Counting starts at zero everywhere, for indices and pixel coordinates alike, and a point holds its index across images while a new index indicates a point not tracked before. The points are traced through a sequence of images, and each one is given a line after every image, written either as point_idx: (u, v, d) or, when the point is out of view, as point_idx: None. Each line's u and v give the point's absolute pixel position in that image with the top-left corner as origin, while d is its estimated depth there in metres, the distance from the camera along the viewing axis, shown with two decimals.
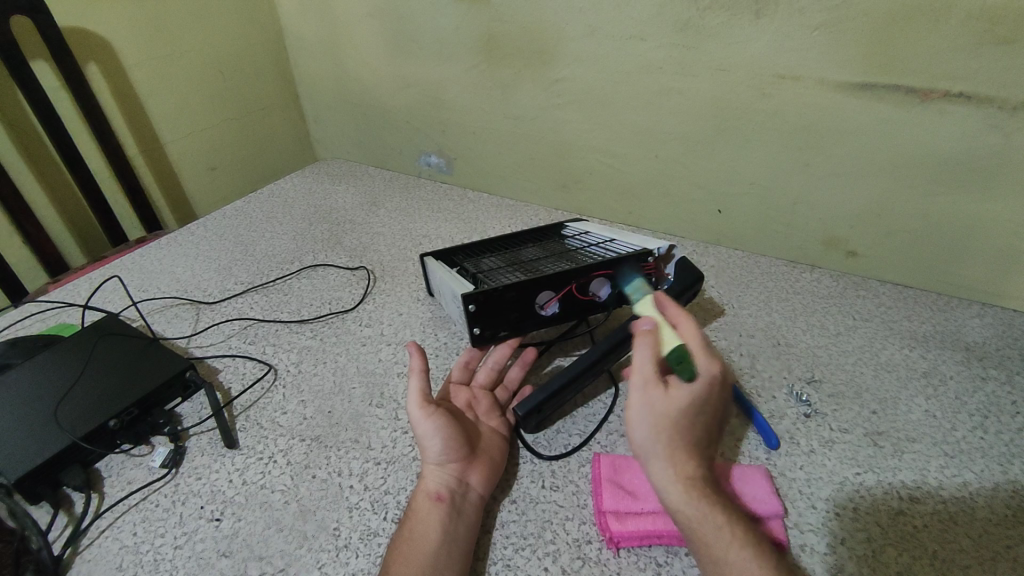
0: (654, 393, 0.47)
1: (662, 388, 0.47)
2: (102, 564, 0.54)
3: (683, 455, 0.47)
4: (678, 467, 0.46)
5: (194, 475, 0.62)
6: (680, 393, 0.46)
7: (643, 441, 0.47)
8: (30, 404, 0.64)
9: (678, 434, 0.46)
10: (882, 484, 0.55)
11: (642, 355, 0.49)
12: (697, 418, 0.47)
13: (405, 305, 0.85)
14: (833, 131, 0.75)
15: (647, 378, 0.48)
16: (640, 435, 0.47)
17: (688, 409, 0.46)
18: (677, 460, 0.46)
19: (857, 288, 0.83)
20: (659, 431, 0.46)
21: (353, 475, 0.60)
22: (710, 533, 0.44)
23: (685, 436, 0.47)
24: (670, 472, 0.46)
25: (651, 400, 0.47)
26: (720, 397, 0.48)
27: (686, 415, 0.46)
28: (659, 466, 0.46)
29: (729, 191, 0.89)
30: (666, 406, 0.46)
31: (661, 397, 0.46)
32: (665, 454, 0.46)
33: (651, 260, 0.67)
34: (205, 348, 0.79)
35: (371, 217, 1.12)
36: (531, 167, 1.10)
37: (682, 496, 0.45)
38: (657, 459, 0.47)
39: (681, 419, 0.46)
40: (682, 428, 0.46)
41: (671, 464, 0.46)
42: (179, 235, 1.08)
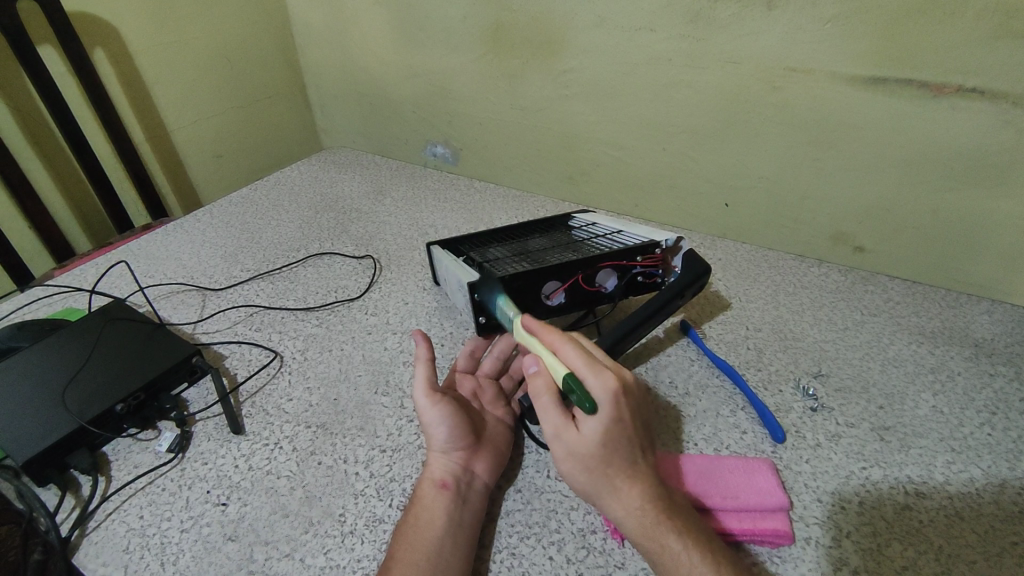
0: (569, 437, 0.47)
1: (572, 428, 0.47)
2: (108, 546, 0.54)
3: (626, 484, 0.46)
4: (627, 500, 0.46)
5: (200, 460, 0.62)
6: (589, 428, 0.46)
7: (584, 484, 0.47)
8: (37, 388, 0.64)
9: (612, 465, 0.46)
10: (888, 479, 0.55)
11: (545, 407, 0.49)
12: (621, 440, 0.46)
13: (410, 294, 0.85)
14: (843, 124, 0.75)
15: (558, 425, 0.48)
16: (578, 481, 0.47)
17: (607, 439, 0.46)
18: (623, 492, 0.46)
19: (865, 283, 0.83)
20: (591, 471, 0.46)
21: (359, 462, 0.60)
22: (673, 561, 0.43)
23: (618, 464, 0.46)
24: (620, 507, 0.46)
25: (569, 447, 0.47)
26: (629, 406, 0.47)
27: (607, 446, 0.46)
28: (608, 504, 0.46)
29: (736, 185, 0.88)
30: (585, 447, 0.46)
31: (578, 440, 0.46)
32: (611, 494, 0.46)
33: (657, 252, 0.66)
34: (212, 334, 0.79)
35: (377, 206, 1.11)
36: (537, 158, 1.09)
37: (639, 527, 0.45)
38: (603, 498, 0.46)
39: (605, 451, 0.46)
40: (611, 459, 0.46)
41: (620, 498, 0.46)
42: (185, 221, 1.08)
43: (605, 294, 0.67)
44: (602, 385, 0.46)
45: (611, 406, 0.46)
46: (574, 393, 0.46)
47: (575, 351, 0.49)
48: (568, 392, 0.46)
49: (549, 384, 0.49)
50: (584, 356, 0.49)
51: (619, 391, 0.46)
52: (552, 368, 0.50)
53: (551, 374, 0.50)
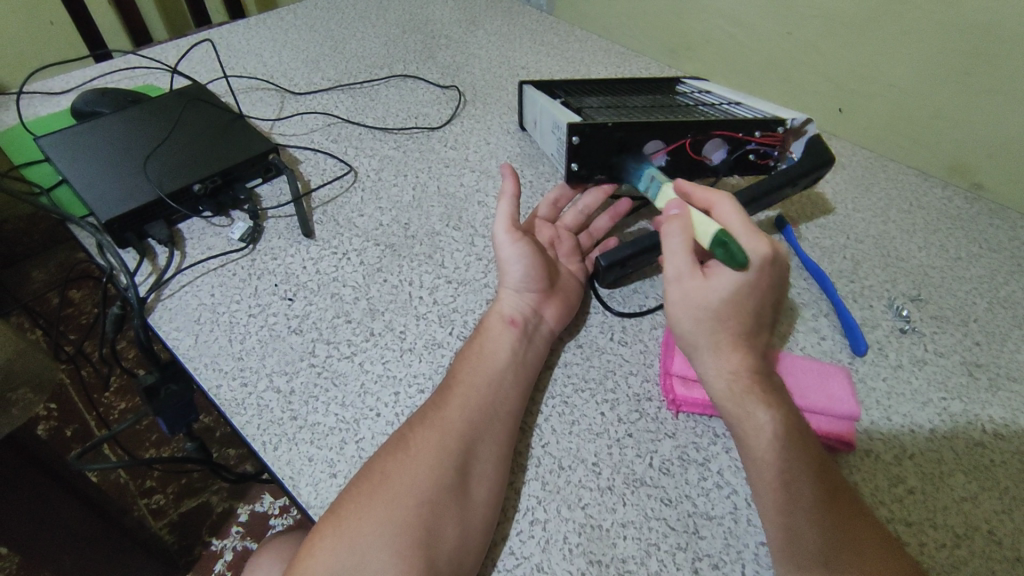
0: (691, 284, 0.46)
1: (700, 278, 0.46)
2: (181, 315, 0.57)
3: (727, 346, 0.46)
4: (723, 360, 0.46)
5: (270, 255, 0.62)
6: (723, 282, 0.45)
7: (688, 331, 0.47)
8: (121, 155, 0.65)
9: (724, 324, 0.46)
10: (967, 414, 0.52)
11: (670, 249, 0.47)
12: (747, 303, 0.45)
13: (493, 134, 0.80)
14: (1014, 33, 0.63)
15: (682, 270, 0.46)
16: (681, 328, 0.47)
17: (735, 297, 0.45)
18: (722, 353, 0.46)
19: (990, 216, 0.73)
20: (699, 323, 0.46)
21: (423, 288, 0.60)
22: (755, 429, 0.44)
23: (731, 327, 0.46)
24: (713, 366, 0.46)
25: (688, 293, 0.46)
26: (772, 278, 0.46)
27: (730, 304, 0.45)
28: (703, 360, 0.47)
29: (861, 86, 0.77)
30: (706, 297, 0.45)
31: (700, 288, 0.45)
32: (710, 349, 0.46)
33: (779, 131, 0.58)
34: (288, 136, 0.77)
35: (467, 36, 1.02)
36: (643, 18, 0.97)
37: (729, 389, 0.45)
38: (702, 351, 0.47)
39: (724, 308, 0.45)
40: (726, 319, 0.45)
41: (716, 358, 0.46)
42: (268, 17, 1.02)
43: (709, 168, 0.61)
44: (760, 249, 0.44)
45: (758, 272, 0.44)
46: (725, 245, 0.44)
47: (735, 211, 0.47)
48: (720, 246, 0.44)
49: (687, 228, 0.47)
50: (744, 219, 0.47)
51: (771, 260, 0.45)
52: (697, 218, 0.47)
53: (692, 224, 0.47)
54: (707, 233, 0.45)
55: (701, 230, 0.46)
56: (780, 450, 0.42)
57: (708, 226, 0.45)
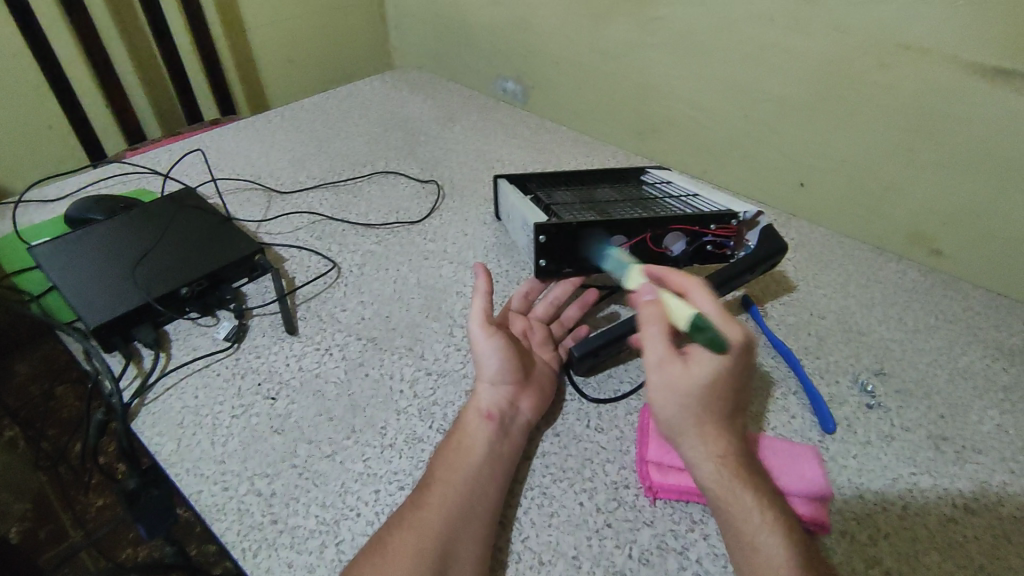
0: (673, 369, 0.47)
1: (679, 363, 0.47)
2: (165, 419, 0.58)
3: (713, 433, 0.47)
4: (710, 447, 0.47)
5: (254, 353, 0.64)
6: (701, 368, 0.47)
7: (670, 417, 0.48)
8: (111, 261, 0.67)
9: (705, 410, 0.47)
10: (937, 488, 0.53)
11: (652, 338, 0.49)
12: (723, 388, 0.47)
13: (471, 225, 0.84)
14: (950, 118, 0.68)
15: (661, 356, 0.48)
16: (666, 414, 0.48)
17: (713, 382, 0.46)
18: (709, 439, 0.47)
19: (944, 288, 0.77)
20: (687, 408, 0.47)
21: (404, 381, 0.62)
22: (744, 515, 0.44)
23: (711, 413, 0.47)
24: (702, 453, 0.47)
25: (671, 378, 0.47)
26: (747, 363, 0.48)
27: (711, 391, 0.47)
28: (690, 446, 0.47)
29: (818, 164, 0.82)
30: (688, 383, 0.46)
31: (681, 374, 0.47)
32: (695, 436, 0.47)
33: (734, 223, 0.63)
34: (274, 235, 0.81)
35: (445, 132, 1.09)
36: (610, 109, 1.04)
37: (717, 475, 0.46)
38: (689, 437, 0.47)
39: (707, 395, 0.47)
40: (708, 403, 0.47)
41: (702, 443, 0.47)
42: (257, 120, 1.08)
43: (670, 258, 0.65)
44: (735, 333, 0.47)
45: (736, 355, 0.47)
46: (704, 328, 0.46)
47: (708, 298, 0.51)
48: (699, 328, 0.47)
49: (664, 317, 0.49)
50: (718, 305, 0.50)
51: (746, 345, 0.48)
52: (673, 304, 0.49)
53: (668, 311, 0.49)
54: (685, 318, 0.48)
55: (680, 315, 0.49)
56: (770, 537, 0.43)
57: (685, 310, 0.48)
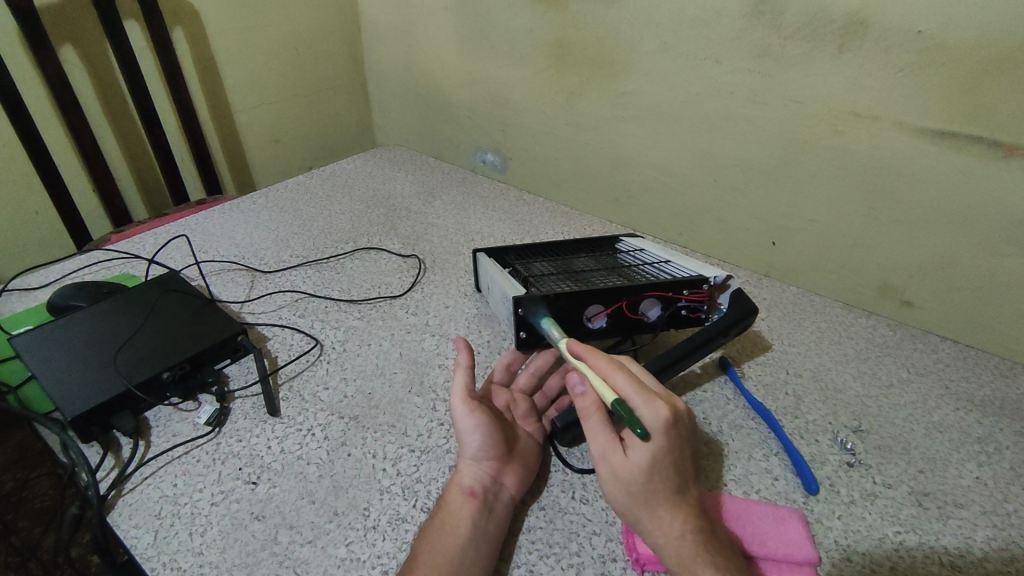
0: (615, 459, 0.48)
1: (619, 453, 0.48)
2: (142, 510, 0.56)
3: (666, 512, 0.47)
4: (667, 526, 0.47)
5: (235, 437, 0.64)
6: (637, 455, 0.47)
7: (624, 505, 0.48)
8: (93, 348, 0.67)
9: (654, 492, 0.47)
10: (923, 546, 0.53)
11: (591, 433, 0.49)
12: (666, 469, 0.47)
13: (452, 297, 0.86)
14: (903, 178, 0.72)
15: (604, 448, 0.49)
16: (619, 502, 0.49)
17: (653, 466, 0.47)
18: (664, 520, 0.47)
19: (914, 341, 0.79)
20: (635, 494, 0.47)
21: (387, 459, 0.61)
22: None
23: (661, 493, 0.47)
24: (660, 535, 0.47)
25: (615, 467, 0.48)
26: (681, 435, 0.48)
27: (651, 473, 0.47)
28: (647, 530, 0.47)
29: (786, 224, 0.86)
30: (629, 472, 0.47)
31: (622, 464, 0.47)
32: (650, 519, 0.47)
33: (705, 287, 0.65)
34: (257, 315, 0.82)
35: (427, 206, 1.13)
36: (586, 177, 1.08)
37: (677, 554, 0.46)
38: (645, 521, 0.47)
39: (649, 478, 0.47)
40: (654, 486, 0.47)
41: (658, 526, 0.47)
42: (242, 202, 1.11)
43: (647, 323, 0.67)
44: (656, 413, 0.47)
45: (664, 435, 0.47)
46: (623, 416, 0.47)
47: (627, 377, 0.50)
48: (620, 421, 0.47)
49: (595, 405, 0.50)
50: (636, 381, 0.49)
51: (671, 421, 0.47)
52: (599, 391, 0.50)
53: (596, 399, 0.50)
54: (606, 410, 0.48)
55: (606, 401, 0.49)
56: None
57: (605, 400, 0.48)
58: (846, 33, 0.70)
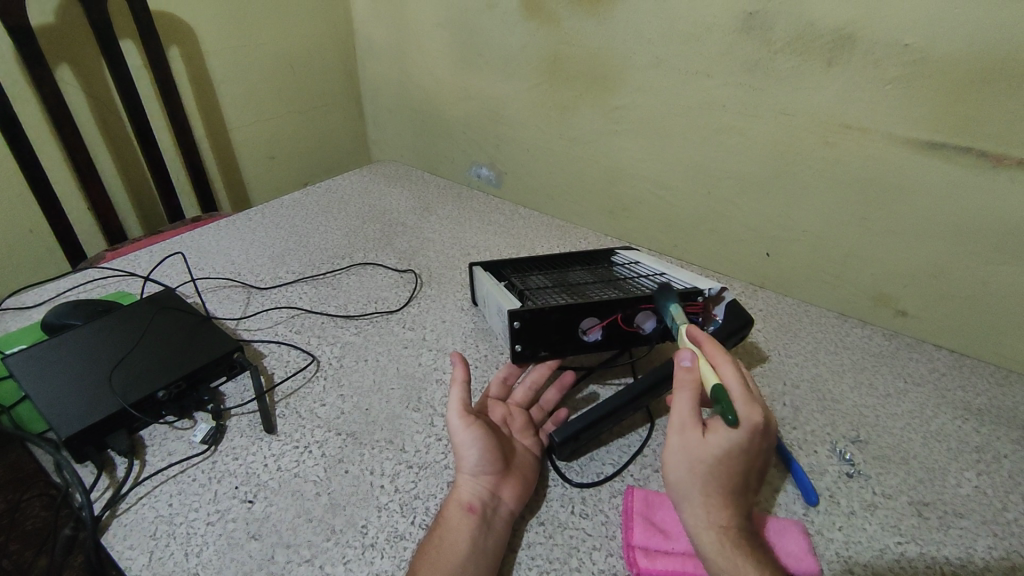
0: (691, 437, 0.48)
1: (697, 434, 0.48)
2: (137, 530, 0.56)
3: (718, 503, 0.48)
4: (712, 514, 0.47)
5: (231, 455, 0.63)
6: (715, 442, 0.47)
7: (677, 483, 0.49)
8: (88, 367, 0.67)
9: (714, 481, 0.47)
10: (924, 557, 0.53)
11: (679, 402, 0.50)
12: (735, 464, 0.47)
13: (449, 312, 0.86)
14: (893, 188, 0.73)
15: (686, 424, 0.49)
16: (675, 476, 0.49)
17: (726, 458, 0.47)
18: (711, 509, 0.47)
19: (910, 351, 0.79)
20: (697, 475, 0.47)
21: (384, 475, 0.61)
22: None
23: (717, 484, 0.47)
24: (702, 520, 0.47)
25: (688, 444, 0.48)
26: (762, 441, 0.48)
27: (723, 464, 0.47)
28: (691, 513, 0.48)
29: (780, 235, 0.87)
30: (702, 454, 0.47)
31: (697, 445, 0.48)
32: (699, 503, 0.48)
33: (700, 299, 0.65)
34: (253, 331, 0.81)
35: (423, 221, 1.13)
36: (580, 191, 1.09)
37: (716, 542, 0.46)
38: (693, 503, 0.48)
39: (716, 467, 0.47)
40: (716, 475, 0.47)
41: (704, 509, 0.47)
42: (238, 219, 1.11)
43: (643, 335, 0.66)
44: (755, 415, 0.47)
45: (753, 433, 0.47)
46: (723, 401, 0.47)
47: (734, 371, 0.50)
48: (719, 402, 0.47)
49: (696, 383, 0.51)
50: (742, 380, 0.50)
51: (761, 425, 0.47)
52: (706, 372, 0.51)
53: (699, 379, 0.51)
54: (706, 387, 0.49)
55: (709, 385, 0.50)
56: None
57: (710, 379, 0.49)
58: (835, 47, 0.71)
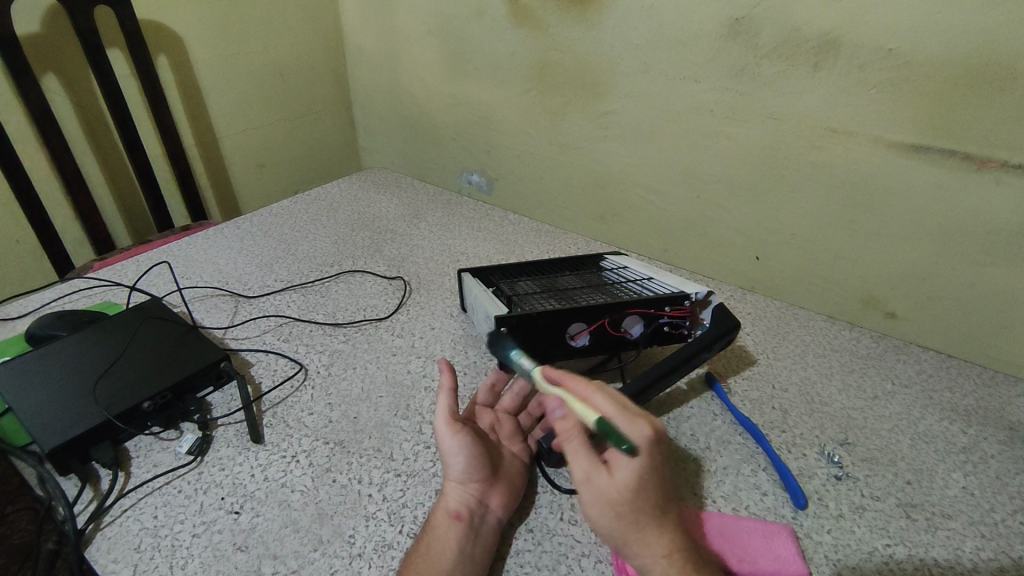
0: (600, 480, 0.45)
1: (604, 474, 0.46)
2: (121, 543, 0.55)
3: (654, 530, 0.45)
4: (654, 544, 0.45)
5: (218, 465, 0.63)
6: (623, 475, 0.45)
7: (609, 530, 0.46)
8: (72, 378, 0.66)
9: (642, 512, 0.45)
10: (913, 559, 0.53)
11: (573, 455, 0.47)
12: (651, 487, 0.45)
13: (438, 319, 0.85)
14: (879, 191, 0.74)
15: (589, 472, 0.46)
16: (607, 525, 0.46)
17: (640, 486, 0.45)
18: (652, 538, 0.45)
19: (898, 352, 0.80)
20: (622, 516, 0.45)
21: (372, 484, 0.60)
22: None
23: (646, 513, 0.45)
24: (647, 554, 0.45)
25: (599, 490, 0.45)
26: (663, 451, 0.47)
27: (638, 494, 0.45)
28: (635, 551, 0.45)
29: (769, 238, 0.87)
30: (617, 494, 0.45)
31: (609, 486, 0.45)
32: (637, 540, 0.45)
33: (687, 304, 0.66)
34: (240, 340, 0.81)
35: (413, 228, 1.13)
36: (570, 196, 1.09)
37: (669, 571, 0.44)
38: (634, 542, 0.45)
39: (636, 497, 0.45)
40: (641, 506, 0.45)
41: (646, 544, 0.45)
42: (226, 227, 1.11)
43: (631, 340, 0.67)
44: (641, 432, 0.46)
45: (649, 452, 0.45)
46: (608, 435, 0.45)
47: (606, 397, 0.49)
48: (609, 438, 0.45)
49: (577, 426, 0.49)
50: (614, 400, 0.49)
51: (654, 436, 0.46)
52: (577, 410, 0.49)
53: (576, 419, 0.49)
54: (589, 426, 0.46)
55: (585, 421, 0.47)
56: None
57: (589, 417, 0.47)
58: (820, 51, 0.71)
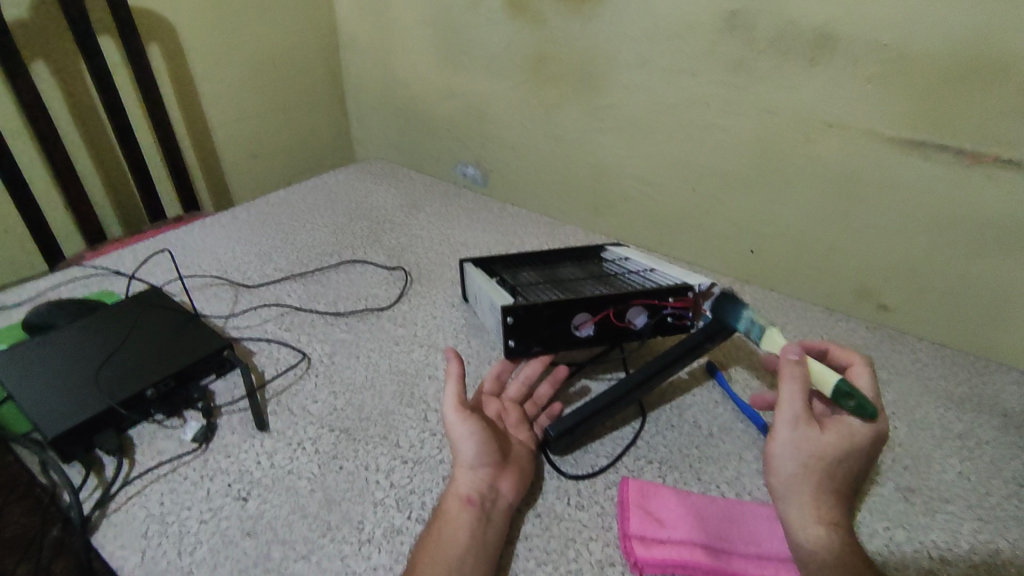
0: (808, 431, 0.49)
1: (815, 427, 0.49)
2: (127, 530, 0.55)
3: (826, 499, 0.49)
4: (818, 507, 0.48)
5: (223, 453, 0.62)
6: (833, 439, 0.49)
7: (787, 476, 0.49)
8: (72, 366, 0.66)
9: (824, 476, 0.49)
10: (912, 541, 0.54)
11: (795, 395, 0.50)
12: (850, 461, 0.49)
13: (439, 308, 0.85)
14: (875, 184, 0.75)
15: (799, 418, 0.50)
16: (788, 471, 0.49)
17: (842, 455, 0.49)
18: (817, 502, 0.48)
19: (893, 342, 0.81)
20: (809, 469, 0.49)
21: (379, 471, 0.61)
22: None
23: (830, 479, 0.49)
24: (809, 513, 0.48)
25: (805, 437, 0.49)
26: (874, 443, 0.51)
27: (840, 460, 0.49)
28: (797, 505, 0.49)
29: (765, 231, 0.88)
30: (822, 448, 0.49)
31: (815, 440, 0.49)
32: (806, 497, 0.49)
33: (690, 295, 0.66)
34: (241, 329, 0.80)
35: (410, 219, 1.13)
36: (567, 188, 1.10)
37: (821, 532, 0.47)
38: (801, 494, 0.49)
39: (835, 462, 0.49)
40: (831, 470, 0.49)
41: (813, 504, 0.48)
42: (223, 217, 1.10)
43: (634, 331, 0.67)
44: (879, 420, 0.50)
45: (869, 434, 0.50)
46: (853, 397, 0.49)
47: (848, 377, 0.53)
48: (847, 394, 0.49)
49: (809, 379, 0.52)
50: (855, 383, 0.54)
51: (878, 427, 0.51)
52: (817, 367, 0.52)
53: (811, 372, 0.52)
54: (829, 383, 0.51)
55: (821, 379, 0.51)
56: None
57: (829, 376, 0.51)
58: (816, 46, 0.72)
